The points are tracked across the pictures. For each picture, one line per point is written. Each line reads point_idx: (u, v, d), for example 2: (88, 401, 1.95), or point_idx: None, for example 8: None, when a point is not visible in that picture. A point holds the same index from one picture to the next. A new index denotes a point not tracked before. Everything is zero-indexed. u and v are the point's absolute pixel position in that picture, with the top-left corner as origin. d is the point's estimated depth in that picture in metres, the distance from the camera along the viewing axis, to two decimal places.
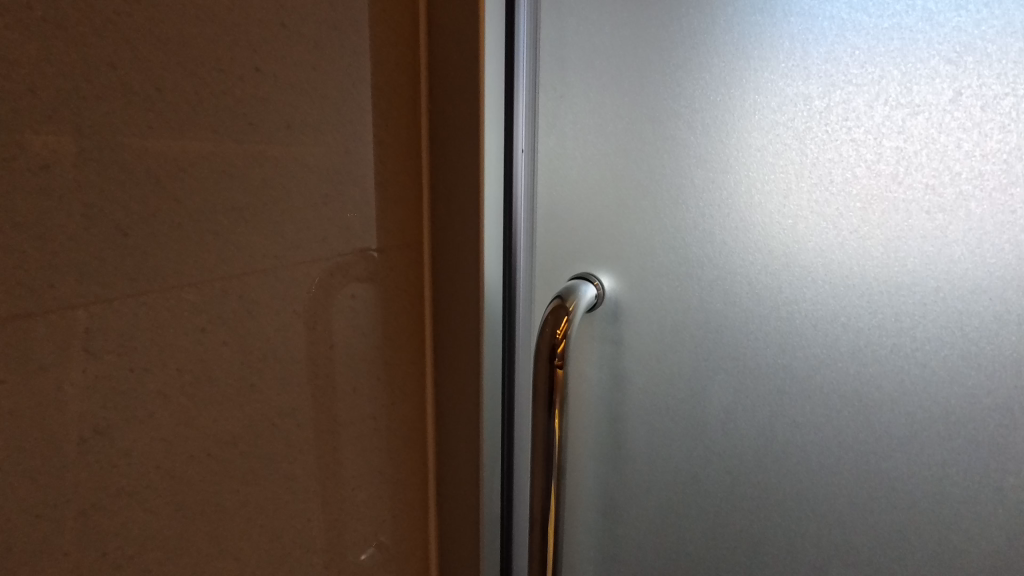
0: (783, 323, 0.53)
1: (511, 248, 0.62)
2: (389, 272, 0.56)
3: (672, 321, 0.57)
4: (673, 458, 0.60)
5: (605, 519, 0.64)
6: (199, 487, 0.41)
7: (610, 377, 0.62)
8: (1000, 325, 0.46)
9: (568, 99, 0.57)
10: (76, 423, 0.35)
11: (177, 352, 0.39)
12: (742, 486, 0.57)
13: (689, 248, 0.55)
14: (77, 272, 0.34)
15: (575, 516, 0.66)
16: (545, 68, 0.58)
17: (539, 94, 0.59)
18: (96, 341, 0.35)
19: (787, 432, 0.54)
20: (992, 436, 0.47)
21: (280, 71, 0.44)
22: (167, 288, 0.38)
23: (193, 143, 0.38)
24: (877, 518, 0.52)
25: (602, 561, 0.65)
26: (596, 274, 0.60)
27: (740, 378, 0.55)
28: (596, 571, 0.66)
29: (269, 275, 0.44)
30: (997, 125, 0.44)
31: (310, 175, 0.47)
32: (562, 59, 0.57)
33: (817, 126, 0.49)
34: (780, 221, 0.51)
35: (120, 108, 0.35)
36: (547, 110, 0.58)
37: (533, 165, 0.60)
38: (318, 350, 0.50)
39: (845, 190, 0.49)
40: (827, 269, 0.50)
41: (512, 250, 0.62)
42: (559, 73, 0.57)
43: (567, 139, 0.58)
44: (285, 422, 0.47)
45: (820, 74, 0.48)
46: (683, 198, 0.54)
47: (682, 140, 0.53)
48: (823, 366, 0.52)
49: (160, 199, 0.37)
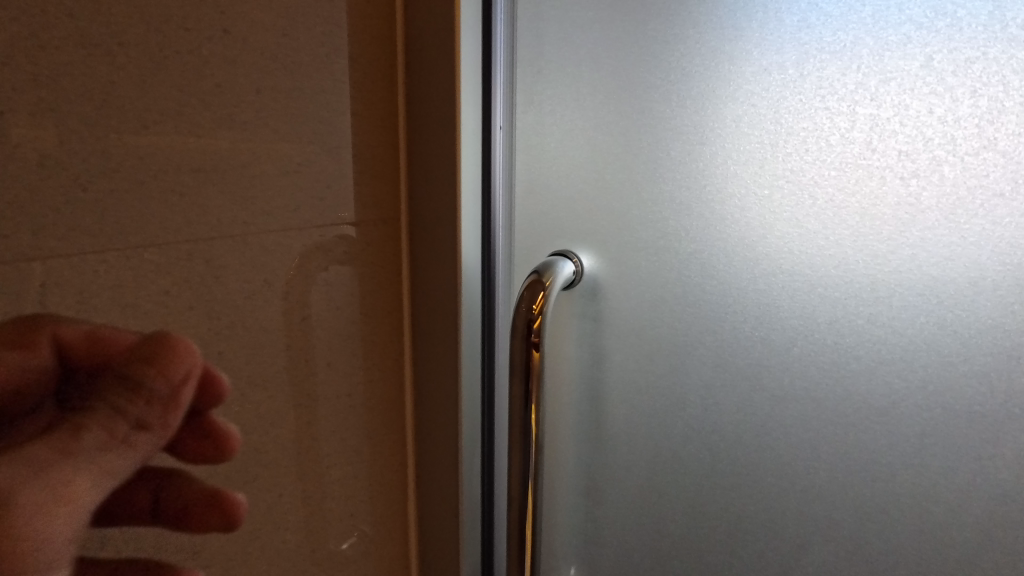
0: (761, 295, 0.52)
1: (489, 225, 0.61)
2: (366, 247, 0.55)
3: (650, 296, 0.57)
4: (653, 437, 0.59)
5: (586, 499, 0.64)
6: (161, 451, 0.41)
7: (589, 356, 0.61)
8: (976, 291, 0.45)
9: (545, 74, 0.57)
10: None
11: (139, 313, 0.39)
12: (721, 462, 0.56)
13: (667, 222, 0.55)
14: (31, 223, 0.33)
15: (557, 497, 0.65)
16: (522, 43, 0.58)
17: (516, 70, 0.58)
18: (52, 296, 0.35)
19: (766, 406, 0.54)
20: (970, 405, 0.46)
21: (251, 35, 0.43)
22: (129, 247, 0.38)
23: (157, 101, 0.38)
24: (857, 491, 0.51)
25: (582, 543, 0.65)
26: (575, 250, 0.59)
27: (720, 353, 0.55)
28: (576, 553, 0.65)
29: (239, 242, 0.44)
30: (969, 89, 0.44)
31: (282, 143, 0.46)
32: (540, 34, 0.57)
33: (792, 95, 0.49)
34: (757, 191, 0.51)
35: (80, 60, 0.34)
36: (525, 85, 0.58)
37: (510, 142, 0.60)
38: (291, 322, 0.49)
39: (820, 159, 0.49)
40: (803, 239, 0.50)
41: (489, 227, 0.61)
42: (536, 48, 0.57)
43: (545, 114, 0.58)
44: (256, 393, 0.47)
45: (794, 43, 0.48)
46: (660, 171, 0.54)
47: (659, 112, 0.53)
48: (801, 338, 0.51)
49: (121, 155, 0.37)
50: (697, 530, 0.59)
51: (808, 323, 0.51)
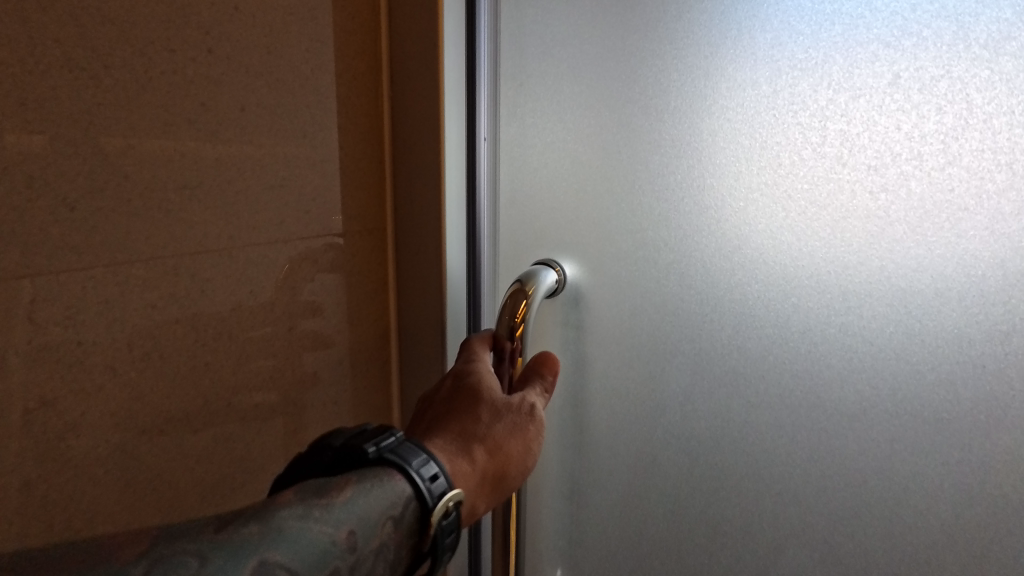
0: (738, 305, 0.53)
1: (476, 236, 0.61)
2: (352, 257, 0.57)
3: (630, 305, 0.58)
4: (633, 442, 0.61)
5: (569, 501, 0.65)
6: (150, 461, 0.42)
7: (572, 362, 0.62)
8: (942, 302, 0.46)
9: (527, 88, 0.58)
10: (21, 393, 0.35)
11: (127, 327, 0.40)
12: (700, 467, 0.58)
13: (645, 233, 0.56)
14: (22, 243, 0.34)
15: (541, 499, 0.67)
16: (504, 56, 0.58)
17: (499, 83, 0.59)
18: (42, 313, 0.35)
19: (743, 413, 0.55)
20: (937, 412, 0.48)
21: (235, 54, 0.44)
22: (117, 263, 0.38)
23: (143, 121, 0.39)
24: (829, 495, 0.53)
25: (566, 545, 0.66)
26: (557, 260, 0.60)
27: (698, 361, 0.56)
28: (561, 554, 0.67)
29: (225, 255, 0.45)
30: (934, 106, 0.45)
31: (267, 158, 0.47)
32: (521, 48, 0.58)
33: (765, 110, 0.50)
34: (732, 204, 0.52)
35: (66, 83, 0.35)
36: (507, 98, 0.59)
37: (494, 153, 0.61)
38: (277, 332, 0.50)
39: (793, 173, 0.50)
40: (777, 250, 0.51)
41: (476, 238, 0.61)
42: (518, 61, 0.58)
43: (527, 127, 0.59)
44: (242, 401, 0.48)
45: (767, 60, 0.49)
46: (639, 183, 0.55)
47: (638, 126, 0.54)
48: (776, 347, 0.53)
49: (108, 174, 0.38)
50: (677, 532, 0.60)
51: (781, 332, 0.52)
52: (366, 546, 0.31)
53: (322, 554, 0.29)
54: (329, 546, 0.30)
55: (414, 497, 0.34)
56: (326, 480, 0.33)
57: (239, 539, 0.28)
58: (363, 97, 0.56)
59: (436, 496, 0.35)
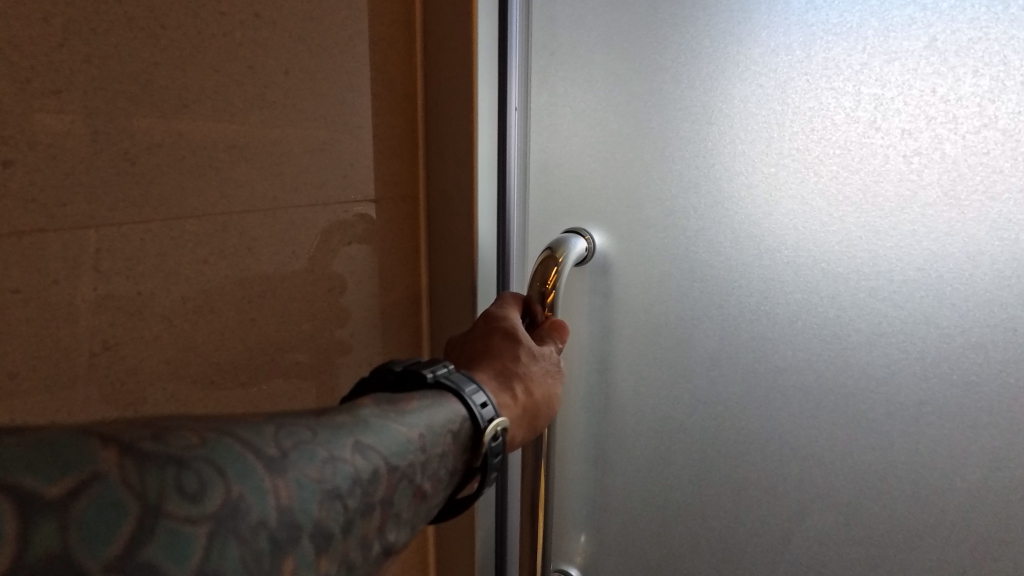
0: (767, 271, 0.54)
1: (504, 205, 0.62)
2: (386, 223, 0.58)
3: (658, 272, 0.59)
4: (660, 407, 0.61)
5: (594, 467, 0.66)
6: (201, 410, 0.44)
7: (599, 329, 0.63)
8: (974, 266, 0.47)
9: (558, 57, 0.59)
10: (87, 338, 0.37)
11: (181, 280, 0.41)
12: (726, 432, 0.59)
13: (675, 200, 0.56)
14: (87, 195, 0.36)
15: (567, 466, 0.68)
16: (536, 25, 0.59)
17: (530, 52, 0.60)
18: (105, 263, 0.37)
19: (770, 377, 0.56)
20: (966, 375, 0.48)
21: (280, 19, 0.46)
22: (172, 218, 0.40)
23: (196, 81, 0.41)
24: (854, 458, 0.54)
25: (590, 510, 0.67)
26: (587, 228, 0.61)
27: (725, 327, 0.57)
28: (584, 520, 0.68)
29: (269, 215, 0.47)
30: (970, 69, 0.45)
31: (308, 122, 0.49)
32: (552, 16, 0.58)
33: (797, 76, 0.50)
34: (763, 170, 0.53)
35: (127, 42, 0.37)
36: (539, 68, 0.60)
37: (525, 122, 0.61)
38: (317, 293, 0.52)
39: (825, 138, 0.50)
40: (807, 216, 0.52)
41: (505, 207, 0.62)
42: (549, 30, 0.59)
43: (557, 95, 0.60)
44: (283, 358, 0.50)
45: (801, 25, 0.50)
46: (669, 149, 0.56)
47: (669, 93, 0.55)
48: (804, 313, 0.53)
49: (165, 131, 0.39)
50: (702, 497, 0.61)
51: (810, 297, 0.53)
52: (434, 449, 0.34)
53: (403, 446, 0.32)
54: (408, 440, 0.32)
55: (467, 419, 0.37)
56: (392, 396, 0.35)
57: (334, 423, 0.30)
58: (398, 65, 0.57)
59: (486, 422, 0.38)
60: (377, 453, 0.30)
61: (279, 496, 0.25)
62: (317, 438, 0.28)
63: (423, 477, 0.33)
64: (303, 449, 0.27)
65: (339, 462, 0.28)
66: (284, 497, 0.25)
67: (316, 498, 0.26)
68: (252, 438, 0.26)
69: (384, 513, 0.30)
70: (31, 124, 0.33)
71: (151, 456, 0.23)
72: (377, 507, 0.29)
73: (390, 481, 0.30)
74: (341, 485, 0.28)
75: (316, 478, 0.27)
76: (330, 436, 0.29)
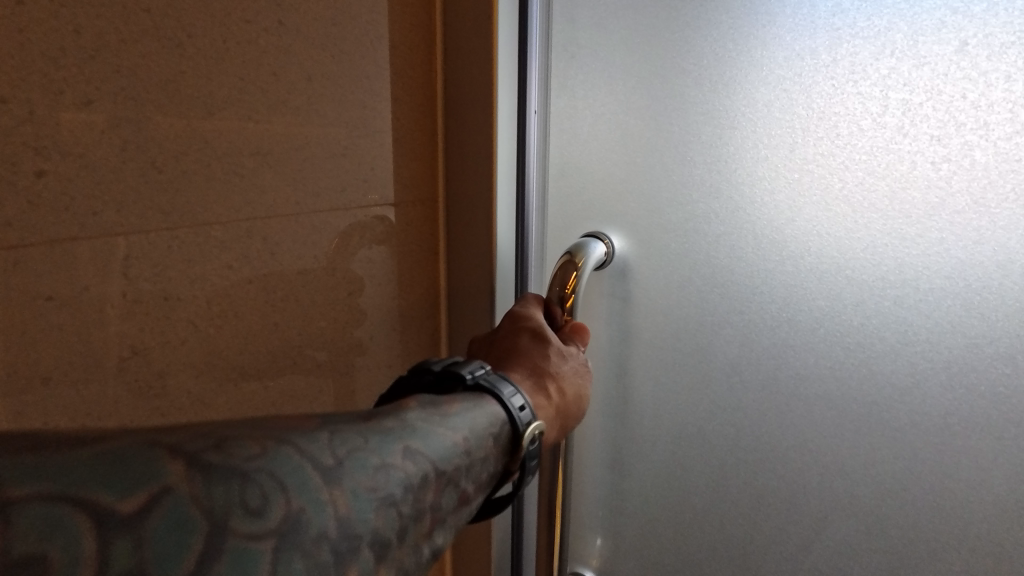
0: (790, 278, 0.53)
1: (523, 209, 0.62)
2: (405, 226, 0.59)
3: (678, 277, 0.58)
4: (679, 413, 0.61)
5: (611, 471, 0.66)
6: (225, 414, 0.44)
7: (618, 333, 0.63)
8: (1003, 275, 0.46)
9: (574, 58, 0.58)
10: (116, 343, 0.38)
11: (206, 285, 0.42)
12: (746, 439, 0.58)
13: (696, 205, 0.56)
14: (117, 203, 0.36)
15: (585, 469, 0.68)
16: (556, 28, 0.58)
17: (551, 54, 0.59)
18: (133, 269, 0.38)
19: (792, 385, 0.55)
20: (994, 385, 0.47)
21: (303, 25, 0.46)
22: (198, 224, 0.41)
23: (221, 88, 0.41)
24: (887, 471, 0.53)
25: (607, 514, 0.67)
26: (606, 232, 0.60)
27: (746, 333, 0.56)
28: (601, 523, 0.68)
29: (290, 221, 0.47)
30: (1002, 74, 0.44)
31: (330, 127, 0.49)
32: (573, 18, 0.58)
33: (823, 80, 0.50)
34: (787, 175, 0.52)
35: (155, 52, 0.37)
36: (558, 71, 0.59)
37: (544, 125, 0.61)
38: (338, 297, 0.52)
39: (851, 144, 0.49)
40: (831, 223, 0.51)
41: (523, 211, 0.62)
42: (569, 33, 0.58)
43: (577, 99, 0.59)
44: (304, 362, 0.50)
45: (827, 28, 0.49)
46: (691, 154, 0.55)
47: (691, 96, 0.54)
48: (826, 320, 0.52)
49: (191, 139, 0.40)
50: (721, 503, 0.61)
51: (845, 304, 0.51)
52: (479, 452, 0.34)
53: (449, 450, 0.32)
54: (454, 445, 0.33)
55: (506, 422, 0.37)
56: (435, 397, 0.36)
57: (384, 428, 0.30)
58: (418, 69, 0.57)
59: (524, 424, 0.38)
60: (425, 458, 0.30)
61: (336, 507, 0.25)
62: (369, 444, 0.28)
63: (468, 480, 0.33)
64: (359, 456, 0.27)
65: (392, 469, 0.28)
66: (342, 507, 0.25)
67: (373, 507, 0.26)
68: (309, 446, 0.26)
69: (433, 518, 0.30)
70: (63, 135, 0.34)
71: (216, 468, 0.23)
72: (427, 512, 0.30)
73: (438, 485, 0.31)
74: (394, 492, 0.28)
75: (370, 486, 0.27)
76: (382, 441, 0.29)
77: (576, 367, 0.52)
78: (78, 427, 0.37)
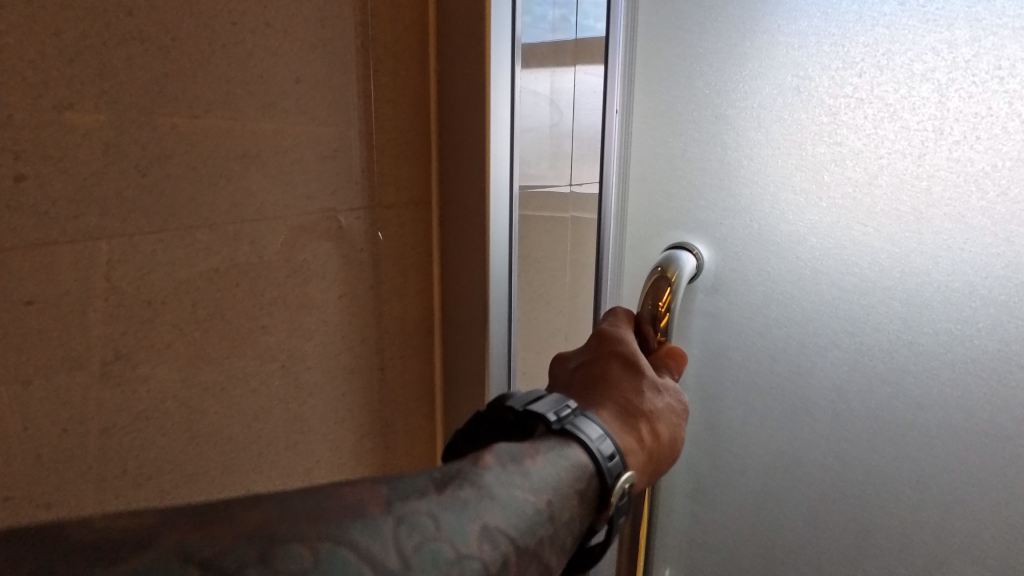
0: (909, 301, 0.49)
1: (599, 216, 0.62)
2: (399, 228, 0.58)
3: (779, 293, 0.55)
4: (774, 441, 0.58)
5: (692, 500, 0.63)
6: (211, 418, 0.44)
7: (703, 349, 0.60)
8: None
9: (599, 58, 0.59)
10: (99, 347, 0.38)
11: (192, 289, 0.42)
12: (846, 467, 0.55)
13: (805, 215, 0.52)
14: (99, 207, 0.36)
15: (670, 498, 0.64)
16: (642, 25, 0.57)
17: (632, 54, 0.58)
18: (117, 273, 0.38)
19: (908, 414, 0.51)
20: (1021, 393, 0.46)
21: (291, 27, 0.46)
22: (183, 228, 0.40)
23: (207, 91, 0.41)
24: (937, 490, 0.51)
25: (691, 542, 0.64)
26: (693, 242, 0.58)
27: (856, 357, 0.52)
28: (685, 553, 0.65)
29: (280, 224, 0.47)
30: None
31: (320, 130, 0.49)
32: (660, 10, 0.55)
33: (963, 77, 0.45)
34: (914, 183, 0.48)
35: (138, 54, 0.37)
36: (643, 72, 0.57)
37: (627, 125, 0.59)
38: (329, 300, 0.52)
39: (993, 148, 0.45)
40: (966, 237, 0.46)
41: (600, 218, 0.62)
42: (654, 30, 0.56)
43: (663, 100, 0.57)
44: (295, 365, 0.50)
45: (969, 17, 0.44)
46: (799, 161, 0.52)
47: (790, 100, 0.51)
48: (908, 337, 0.49)
49: (176, 142, 0.39)
50: (816, 534, 0.58)
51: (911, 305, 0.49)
52: (563, 512, 0.34)
53: (531, 520, 0.32)
54: (536, 513, 0.33)
55: (595, 473, 0.37)
56: (517, 445, 0.36)
57: (460, 501, 0.30)
58: (410, 70, 0.57)
59: (615, 475, 0.38)
60: (503, 535, 0.30)
61: None
62: (441, 530, 0.29)
63: (552, 551, 0.33)
64: (427, 549, 0.28)
65: (469, 557, 0.29)
66: None
67: None
68: (372, 543, 0.26)
69: None
70: (43, 139, 0.34)
71: None
72: None
73: (520, 563, 0.31)
74: None
75: None
76: (455, 526, 0.29)
77: (668, 403, 0.45)
78: (60, 432, 0.37)
